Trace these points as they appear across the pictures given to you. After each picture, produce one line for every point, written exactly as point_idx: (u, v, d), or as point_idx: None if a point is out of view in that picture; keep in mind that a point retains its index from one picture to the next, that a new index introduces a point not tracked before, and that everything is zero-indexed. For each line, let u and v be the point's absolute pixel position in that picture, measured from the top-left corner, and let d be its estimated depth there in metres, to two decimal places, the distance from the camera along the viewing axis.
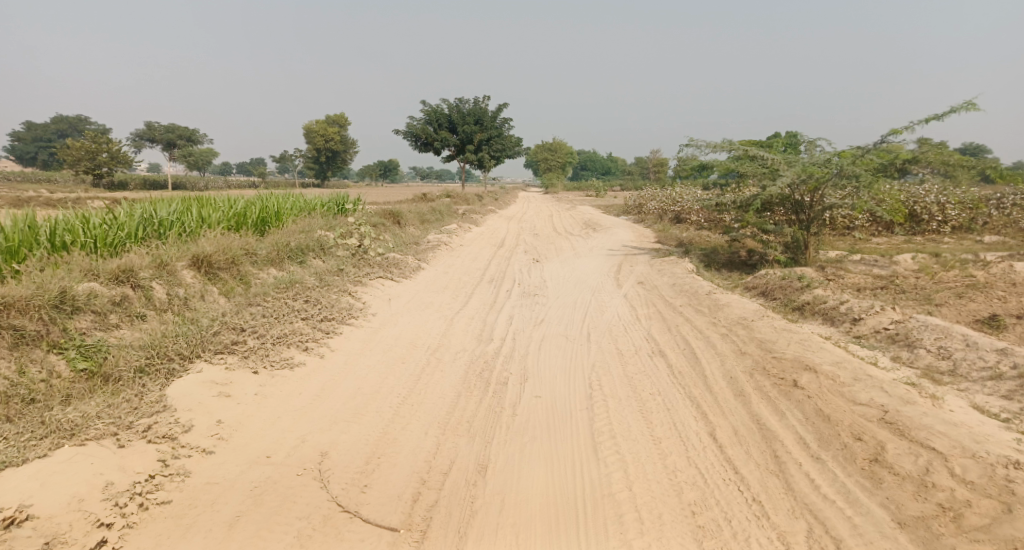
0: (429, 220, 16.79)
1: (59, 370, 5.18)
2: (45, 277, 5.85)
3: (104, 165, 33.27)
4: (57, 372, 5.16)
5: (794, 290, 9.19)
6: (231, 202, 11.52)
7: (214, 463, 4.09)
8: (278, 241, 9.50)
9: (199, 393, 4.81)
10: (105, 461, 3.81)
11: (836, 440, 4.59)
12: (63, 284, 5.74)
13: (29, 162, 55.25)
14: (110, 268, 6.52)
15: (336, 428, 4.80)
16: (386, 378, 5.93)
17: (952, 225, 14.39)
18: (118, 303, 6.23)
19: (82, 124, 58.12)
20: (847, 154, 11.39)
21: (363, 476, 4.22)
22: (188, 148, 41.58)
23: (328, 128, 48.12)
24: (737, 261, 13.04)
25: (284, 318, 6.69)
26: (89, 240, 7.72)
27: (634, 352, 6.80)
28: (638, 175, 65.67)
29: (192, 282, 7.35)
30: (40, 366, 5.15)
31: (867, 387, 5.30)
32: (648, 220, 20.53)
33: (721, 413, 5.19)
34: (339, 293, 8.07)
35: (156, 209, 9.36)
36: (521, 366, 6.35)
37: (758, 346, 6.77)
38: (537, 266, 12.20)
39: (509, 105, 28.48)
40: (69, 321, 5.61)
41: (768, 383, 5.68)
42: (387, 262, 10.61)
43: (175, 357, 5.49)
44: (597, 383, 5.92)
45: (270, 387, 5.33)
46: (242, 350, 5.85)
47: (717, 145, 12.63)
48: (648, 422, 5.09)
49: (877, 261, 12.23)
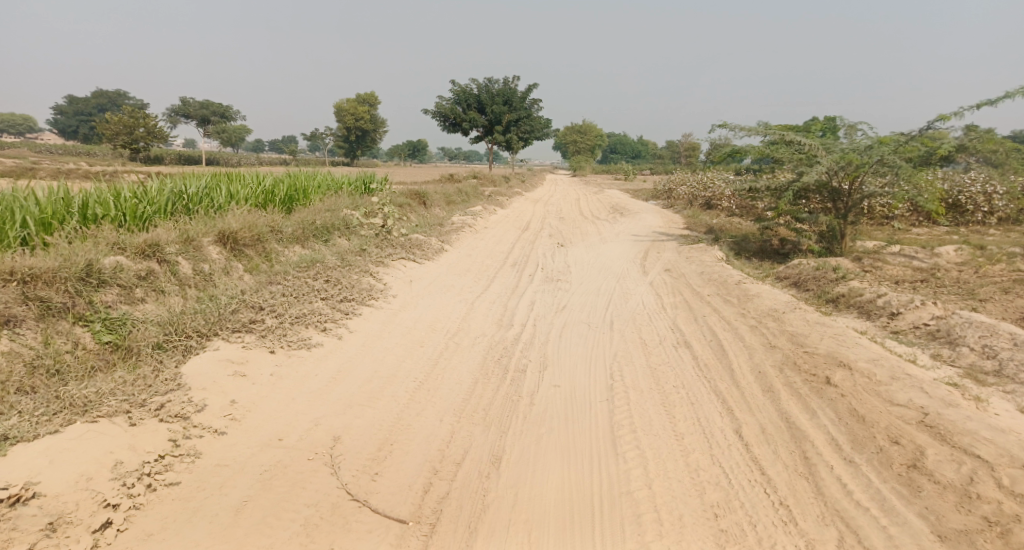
0: (456, 201, 16.66)
1: (84, 342, 5.19)
2: (72, 250, 5.84)
3: (141, 140, 33.77)
4: (82, 343, 5.17)
5: (828, 281, 8.85)
6: (260, 178, 11.51)
7: (226, 445, 4.03)
8: (304, 219, 9.45)
9: (215, 372, 4.75)
10: (116, 440, 3.77)
11: (870, 443, 4.36)
12: (90, 257, 5.73)
13: (69, 135, 56.49)
14: (137, 242, 6.51)
15: (350, 412, 4.72)
16: (403, 362, 5.83)
17: (998, 216, 13.80)
18: (143, 277, 6.22)
19: (122, 100, 59.08)
20: (889, 141, 10.89)
21: (374, 464, 4.13)
22: (222, 124, 41.97)
23: (359, 107, 48.13)
24: (769, 250, 12.69)
25: (303, 297, 6.62)
26: (120, 213, 7.74)
27: (658, 343, 6.60)
28: (669, 159, 64.66)
29: (217, 258, 7.33)
30: (66, 337, 5.15)
31: (905, 387, 5.03)
32: (678, 206, 20.13)
33: (748, 410, 4.99)
34: (361, 274, 7.99)
35: (185, 184, 9.37)
36: (540, 353, 6.20)
37: (789, 339, 6.52)
38: (562, 251, 12.00)
39: (539, 86, 28.12)
40: (95, 294, 5.61)
41: (799, 379, 5.44)
42: (410, 243, 10.50)
43: (193, 334, 5.43)
44: (619, 374, 5.75)
45: (287, 367, 5.27)
46: (259, 329, 5.78)
47: (751, 130, 12.22)
48: (670, 417, 4.90)
49: (917, 253, 11.76)
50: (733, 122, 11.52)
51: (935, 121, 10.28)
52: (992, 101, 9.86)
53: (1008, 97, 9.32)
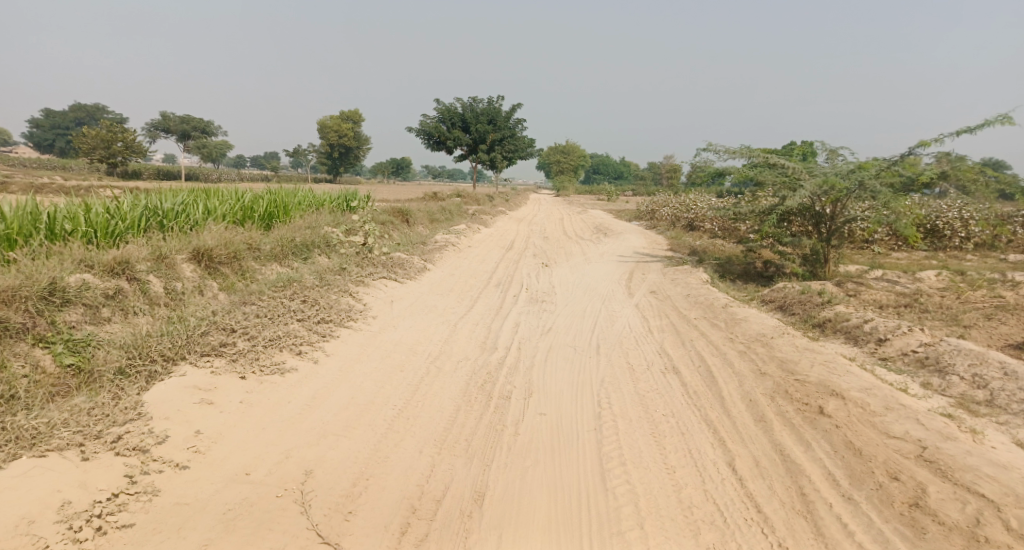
0: (438, 219, 16.48)
1: (44, 366, 4.88)
2: (35, 266, 5.55)
3: (119, 154, 33.26)
4: (41, 366, 4.86)
5: (814, 306, 8.76)
6: (239, 194, 11.24)
7: (187, 481, 3.75)
8: (283, 236, 9.20)
9: (180, 399, 4.47)
10: (65, 477, 3.51)
11: (869, 479, 4.19)
12: (54, 275, 5.44)
13: (46, 149, 55.64)
14: (106, 259, 6.22)
15: (324, 442, 4.45)
16: (383, 387, 5.58)
17: (975, 242, 13.92)
18: (111, 296, 5.93)
19: (101, 112, 58.31)
20: (870, 165, 10.93)
21: (348, 501, 3.87)
22: (204, 139, 41.52)
23: (343, 124, 47.96)
24: (753, 272, 12.62)
25: (278, 318, 6.34)
26: (90, 228, 7.43)
27: (646, 368, 6.40)
28: (651, 179, 65.22)
29: (191, 276, 7.04)
30: (24, 360, 4.83)
31: (900, 418, 4.89)
32: (661, 227, 20.13)
33: (740, 441, 4.81)
34: (340, 294, 7.73)
35: (161, 199, 9.07)
36: (525, 379, 5.97)
37: (778, 366, 6.36)
38: (546, 271, 11.83)
39: (524, 106, 28.20)
40: (57, 314, 5.31)
41: (791, 409, 5.28)
42: (392, 261, 10.26)
43: (158, 359, 5.13)
44: (606, 401, 5.54)
45: (258, 394, 4.99)
46: (230, 352, 5.48)
47: (735, 152, 12.23)
48: (660, 449, 4.71)
49: (900, 277, 11.77)
50: (717, 144, 11.51)
51: (917, 146, 10.34)
52: (972, 130, 9.94)
53: (987, 124, 9.39)
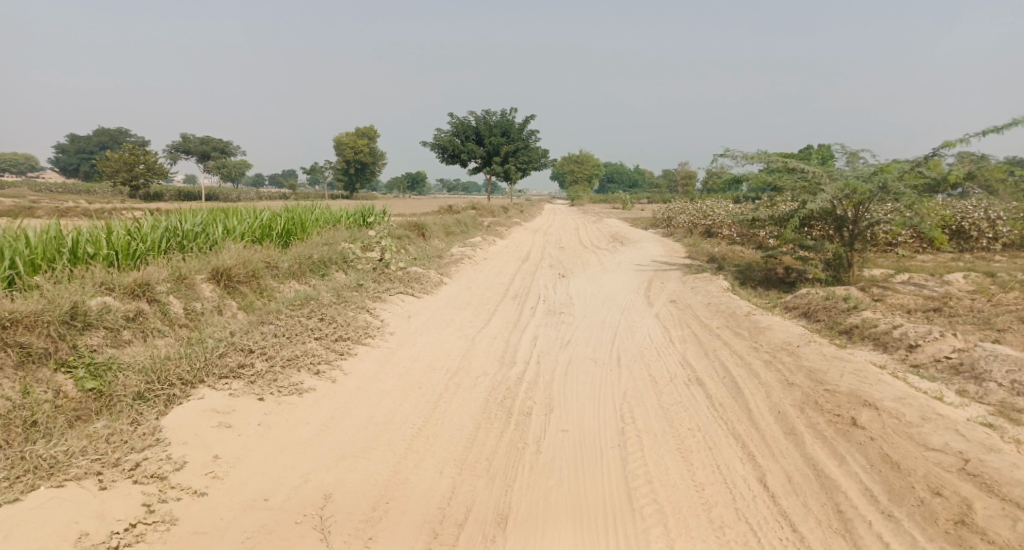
0: (454, 232, 16.45)
1: (66, 391, 4.87)
2: (57, 291, 5.56)
3: (140, 176, 33.81)
4: (63, 392, 4.84)
5: (839, 312, 8.56)
6: (256, 212, 11.28)
7: (205, 508, 3.69)
8: (300, 254, 9.20)
9: (198, 424, 4.43)
10: (83, 507, 3.47)
11: (910, 495, 4.04)
12: (75, 299, 5.44)
13: (70, 173, 56.80)
14: (126, 282, 6.23)
15: (342, 465, 4.37)
16: (401, 406, 5.49)
17: (1003, 242, 13.59)
18: (131, 318, 5.93)
19: (123, 136, 59.42)
20: (893, 167, 10.71)
21: (368, 526, 3.78)
22: (222, 160, 42.11)
23: (358, 140, 48.38)
24: (774, 278, 12.40)
25: (296, 337, 6.29)
26: (111, 251, 7.48)
27: (669, 380, 6.26)
28: (666, 186, 64.92)
29: (210, 296, 7.04)
30: (46, 386, 4.82)
31: (939, 429, 4.72)
32: (678, 234, 19.93)
33: (772, 455, 4.67)
34: (357, 310, 7.68)
35: (180, 219, 9.12)
36: (546, 394, 5.85)
37: (807, 376, 6.19)
38: (564, 282, 11.71)
39: (537, 117, 28.22)
40: (79, 337, 5.31)
41: (822, 420, 5.11)
42: (408, 276, 10.21)
43: (177, 382, 5.09)
44: (630, 415, 5.41)
45: (276, 416, 4.93)
46: (248, 374, 5.42)
47: (752, 157, 12.05)
48: (688, 465, 4.58)
49: (927, 280, 11.50)
50: (735, 150, 11.35)
51: (941, 147, 10.10)
52: (998, 128, 9.70)
53: (1015, 123, 9.16)
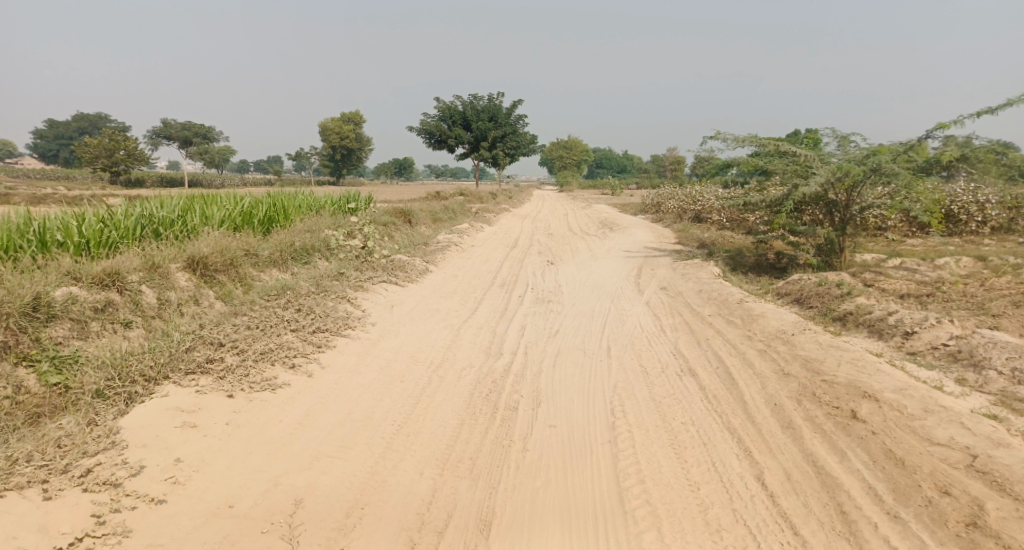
0: (441, 218, 16.11)
1: (28, 386, 4.53)
2: (19, 280, 5.23)
3: (121, 162, 33.06)
4: (25, 387, 4.51)
5: (833, 298, 8.35)
6: (237, 199, 10.91)
7: (163, 517, 3.43)
8: (282, 241, 8.88)
9: (159, 424, 4.15)
10: (23, 521, 3.22)
11: (916, 494, 3.86)
12: (37, 289, 5.11)
13: (50, 159, 55.70)
14: (94, 271, 5.90)
15: (316, 466, 4.12)
16: (381, 401, 5.22)
17: (992, 226, 13.47)
18: (100, 309, 5.61)
19: (104, 122, 58.21)
20: (887, 150, 10.48)
21: (341, 535, 3.55)
22: (206, 145, 41.30)
23: (344, 125, 47.65)
24: (765, 264, 12.19)
25: (271, 329, 5.97)
26: (83, 238, 7.13)
27: (661, 371, 6.03)
28: (654, 172, 64.68)
29: (186, 285, 6.72)
30: (6, 381, 4.48)
31: (942, 421, 4.52)
32: (667, 219, 19.69)
33: (769, 450, 4.46)
34: (337, 300, 7.37)
35: (155, 206, 8.75)
36: (533, 387, 5.59)
37: (802, 365, 5.98)
38: (552, 269, 11.43)
39: (524, 102, 27.83)
40: (42, 330, 4.98)
41: (820, 413, 4.90)
42: (392, 264, 9.89)
43: (139, 379, 4.77)
44: (620, 409, 5.17)
45: (246, 414, 4.64)
46: (217, 369, 5.10)
47: (743, 140, 11.80)
48: (682, 463, 4.36)
49: (919, 265, 11.33)
50: (725, 133, 11.09)
51: (936, 128, 9.89)
52: (993, 110, 9.50)
53: (1011, 103, 8.96)
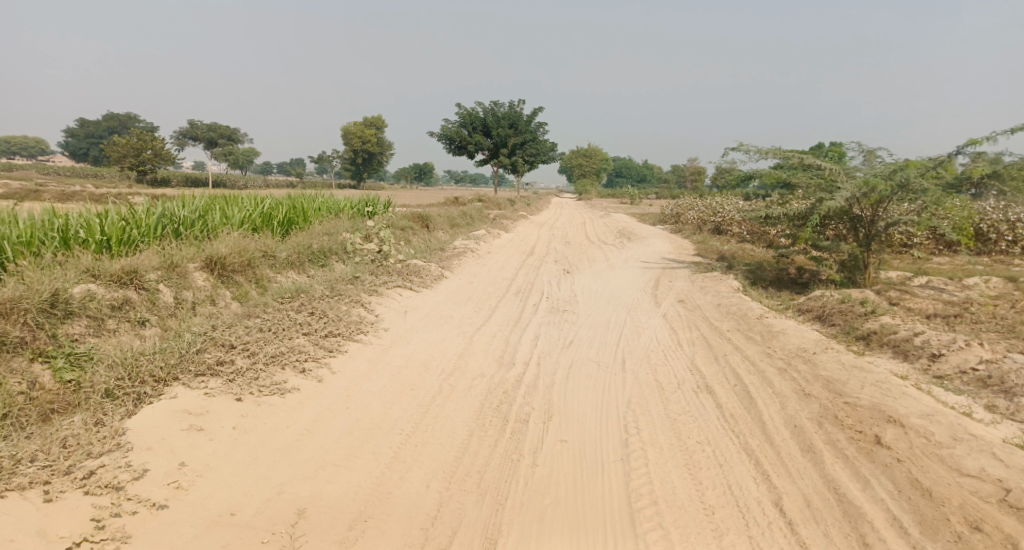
0: (459, 224, 16.06)
1: (42, 382, 4.53)
2: (38, 276, 5.25)
3: (147, 162, 33.51)
4: (39, 383, 4.50)
5: (856, 316, 8.13)
6: (258, 200, 10.94)
7: (165, 523, 3.39)
8: (299, 243, 8.87)
9: (166, 427, 4.10)
10: (22, 523, 3.17)
11: (944, 528, 3.69)
12: (56, 286, 5.12)
13: (79, 157, 56.76)
14: (113, 269, 5.92)
15: (321, 475, 4.06)
16: (391, 409, 5.14)
17: (1022, 245, 13.12)
18: (117, 307, 5.61)
19: (132, 121, 59.13)
20: (916, 165, 10.24)
21: (343, 549, 3.49)
22: (230, 146, 41.76)
23: (366, 130, 47.96)
24: (786, 279, 11.96)
25: (283, 332, 5.92)
26: (104, 236, 7.17)
27: (677, 387, 5.88)
28: (674, 182, 64.31)
29: (203, 285, 6.71)
30: (21, 377, 4.48)
31: (972, 451, 4.35)
32: (686, 230, 19.47)
33: (788, 475, 4.32)
34: (351, 304, 7.32)
35: (176, 205, 8.78)
36: (545, 400, 5.47)
37: (824, 386, 5.81)
38: (569, 278, 11.31)
39: (545, 109, 27.79)
40: (59, 326, 4.99)
41: (842, 437, 4.73)
42: (408, 269, 9.83)
43: (148, 380, 4.70)
44: (634, 425, 5.04)
45: (253, 418, 4.57)
46: (227, 371, 5.04)
47: (766, 152, 11.61)
48: (697, 484, 4.23)
49: (945, 284, 11.05)
50: (749, 145, 10.91)
51: (967, 144, 9.64)
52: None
53: None
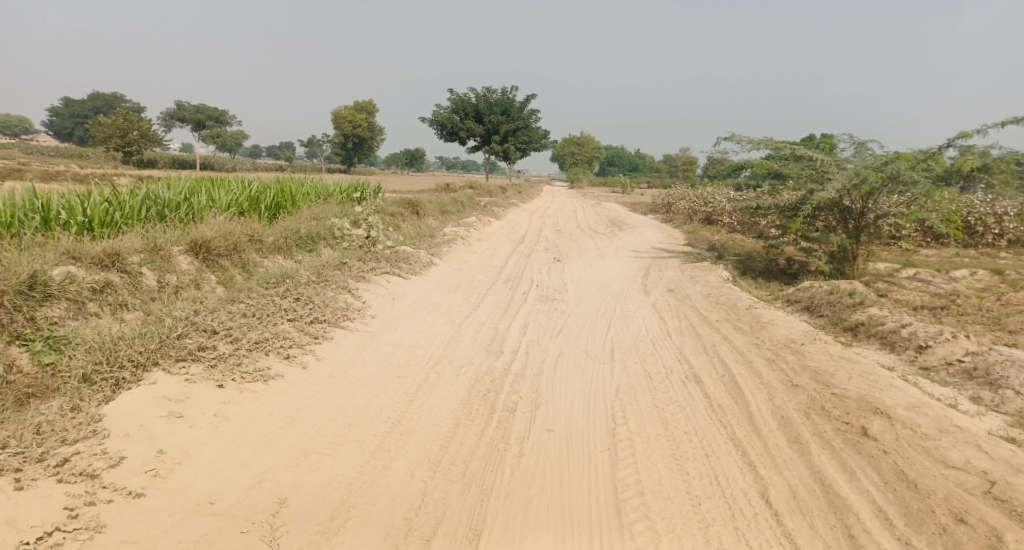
0: (449, 211, 15.94)
1: (20, 365, 4.47)
2: (17, 257, 5.13)
3: (134, 143, 33.01)
4: (17, 366, 4.44)
5: (844, 307, 8.13)
6: (246, 183, 10.79)
7: (141, 512, 3.34)
8: (287, 228, 8.76)
9: (145, 413, 4.02)
10: None
11: (930, 520, 3.69)
12: (34, 267, 5.02)
13: (65, 138, 55.91)
14: (94, 251, 5.80)
15: (304, 464, 4.00)
16: (376, 397, 5.08)
17: (1009, 239, 13.19)
18: (98, 290, 5.50)
19: (118, 102, 58.24)
20: (906, 157, 10.22)
21: (324, 539, 3.44)
22: (219, 129, 41.25)
23: (357, 114, 47.50)
24: (775, 269, 11.97)
25: (267, 318, 5.81)
26: (87, 218, 7.03)
27: (665, 377, 5.85)
28: (666, 172, 64.32)
29: (188, 269, 6.60)
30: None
31: (958, 443, 4.35)
32: (677, 220, 19.45)
33: (774, 465, 4.31)
34: (337, 291, 7.23)
35: (162, 188, 8.62)
36: (533, 389, 5.42)
37: (812, 377, 5.80)
38: (559, 266, 11.26)
39: (538, 96, 27.60)
40: (37, 309, 4.88)
41: (829, 428, 4.72)
42: (397, 255, 9.73)
43: (127, 365, 4.59)
44: (621, 415, 5.00)
45: (235, 405, 4.49)
46: (209, 357, 4.94)
47: (758, 142, 11.56)
48: (683, 475, 4.21)
49: (933, 277, 11.09)
50: (741, 134, 10.86)
51: (958, 136, 9.62)
52: (1018, 120, 9.23)
53: None
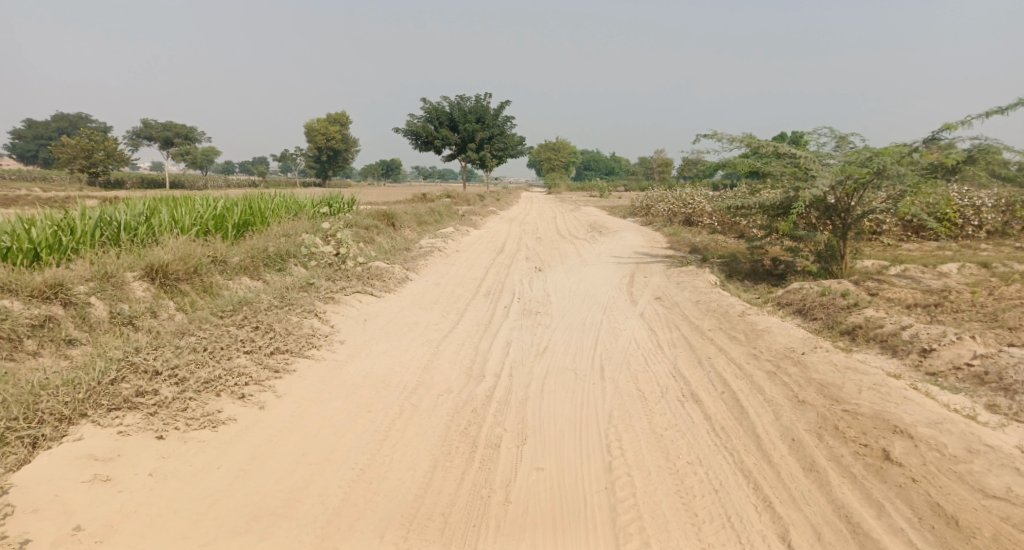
0: (427, 221, 15.37)
1: None
2: None
3: (100, 163, 31.93)
4: None
5: (838, 309, 7.72)
6: (211, 201, 10.11)
7: None
8: (253, 247, 8.16)
9: (61, 482, 3.52)
10: None
11: None
12: None
13: (28, 160, 54.24)
14: (34, 283, 5.23)
15: (254, 530, 3.48)
16: (343, 438, 4.50)
17: (987, 230, 13.02)
18: (37, 326, 4.97)
19: (83, 122, 56.73)
20: (890, 151, 9.82)
21: None
22: (187, 146, 40.19)
23: (331, 126, 46.65)
24: (761, 271, 11.53)
25: (220, 351, 5.17)
26: (32, 244, 6.36)
27: (660, 397, 5.35)
28: (642, 173, 64.58)
29: (143, 296, 5.98)
30: None
31: (993, 466, 3.96)
32: (657, 222, 19.08)
33: (793, 499, 3.85)
34: (302, 315, 6.61)
35: (119, 208, 7.94)
36: (518, 420, 4.88)
37: (818, 390, 5.35)
38: (540, 276, 10.75)
39: (512, 103, 27.30)
40: None
41: (846, 452, 4.26)
42: (370, 272, 9.14)
43: (49, 418, 3.94)
44: (617, 447, 4.48)
45: (177, 460, 3.92)
46: (148, 404, 4.31)
47: (738, 140, 11.18)
48: (692, 517, 3.72)
49: (921, 271, 10.78)
50: (722, 133, 10.46)
51: (941, 129, 9.31)
52: (1004, 110, 8.94)
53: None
